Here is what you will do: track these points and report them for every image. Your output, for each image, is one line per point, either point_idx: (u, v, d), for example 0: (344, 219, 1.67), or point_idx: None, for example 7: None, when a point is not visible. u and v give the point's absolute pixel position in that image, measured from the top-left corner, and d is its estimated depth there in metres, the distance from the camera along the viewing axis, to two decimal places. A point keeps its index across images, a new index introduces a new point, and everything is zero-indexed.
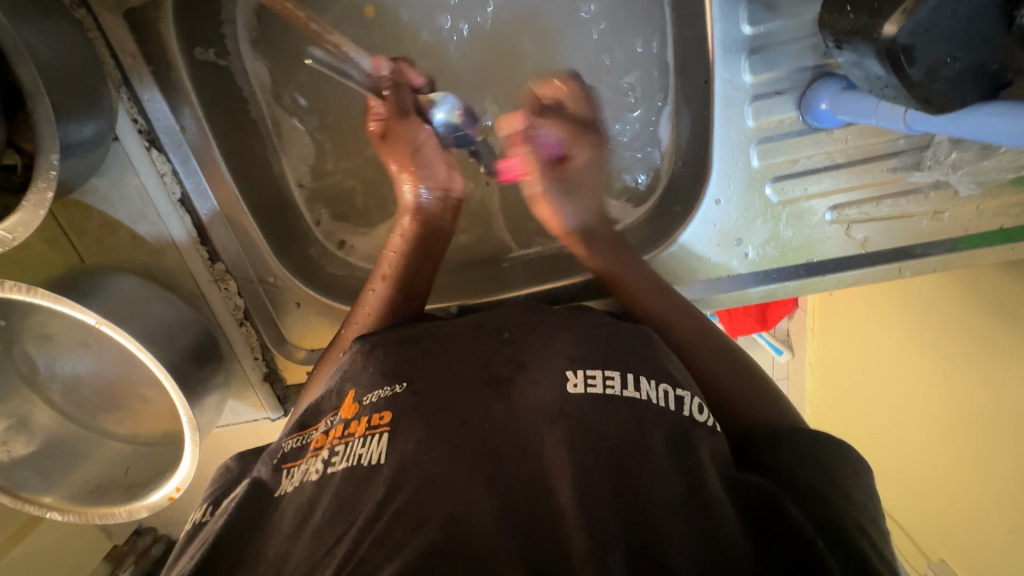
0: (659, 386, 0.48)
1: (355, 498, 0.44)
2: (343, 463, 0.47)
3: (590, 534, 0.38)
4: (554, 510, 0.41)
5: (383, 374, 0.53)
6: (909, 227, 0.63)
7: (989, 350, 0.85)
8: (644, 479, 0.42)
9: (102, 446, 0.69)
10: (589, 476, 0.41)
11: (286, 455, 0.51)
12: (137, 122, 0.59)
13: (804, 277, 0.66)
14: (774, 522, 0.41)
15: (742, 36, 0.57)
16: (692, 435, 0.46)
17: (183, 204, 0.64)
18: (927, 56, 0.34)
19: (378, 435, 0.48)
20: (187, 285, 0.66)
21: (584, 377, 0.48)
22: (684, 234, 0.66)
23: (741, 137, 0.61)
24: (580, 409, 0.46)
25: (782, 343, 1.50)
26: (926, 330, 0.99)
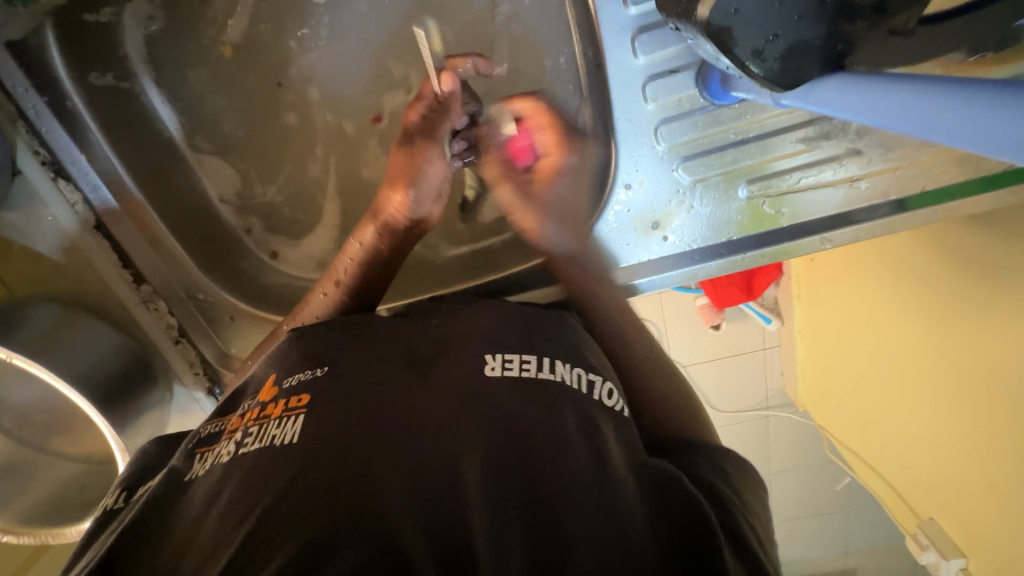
0: (574, 369, 0.50)
1: (265, 476, 0.43)
2: (255, 444, 0.46)
3: (489, 504, 0.39)
4: (458, 483, 0.41)
5: (306, 360, 0.54)
6: (827, 198, 0.62)
7: (968, 294, 0.83)
8: (549, 452, 0.42)
9: (55, 467, 0.72)
10: (492, 451, 0.42)
11: (201, 440, 0.51)
12: (39, 155, 0.61)
13: (725, 257, 0.65)
14: (667, 497, 0.42)
15: (629, 19, 0.57)
16: (601, 416, 0.47)
17: (99, 229, 0.65)
18: (747, 34, 0.33)
19: (295, 415, 0.47)
20: (117, 309, 0.68)
21: (501, 361, 0.49)
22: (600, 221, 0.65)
23: (643, 120, 0.60)
24: (496, 389, 0.47)
25: (771, 311, 1.35)
26: (894, 282, 0.98)
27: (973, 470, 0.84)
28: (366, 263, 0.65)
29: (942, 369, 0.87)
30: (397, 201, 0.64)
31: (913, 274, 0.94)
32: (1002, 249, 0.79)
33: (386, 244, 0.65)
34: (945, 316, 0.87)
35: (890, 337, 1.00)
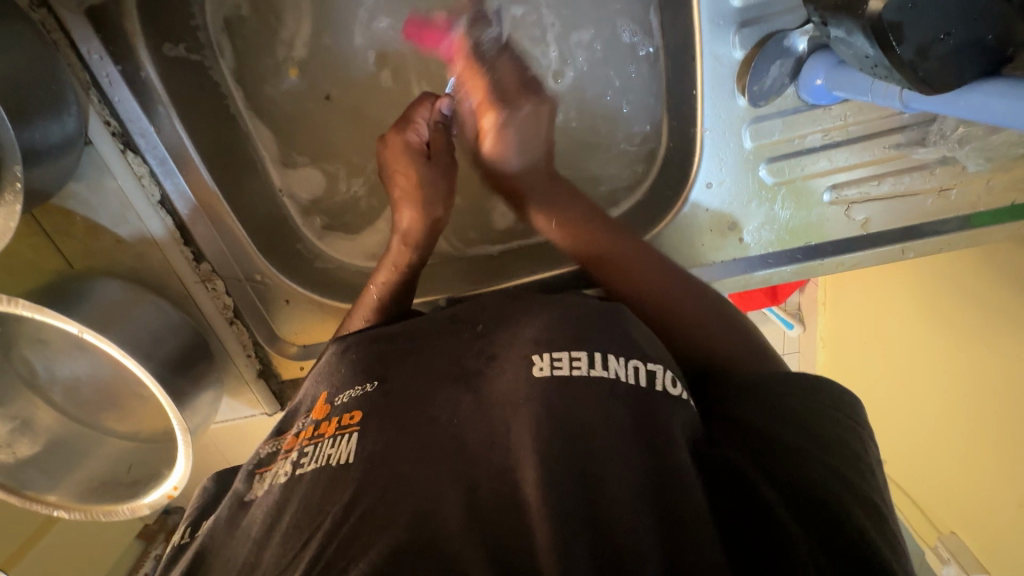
0: (629, 362, 0.45)
1: (326, 495, 0.43)
2: (312, 464, 0.45)
3: (552, 522, 0.36)
4: (519, 500, 0.39)
5: (356, 375, 0.52)
6: (913, 206, 0.60)
7: (1005, 322, 0.82)
8: (608, 457, 0.39)
9: (102, 444, 0.71)
10: (551, 461, 0.39)
11: (259, 459, 0.51)
12: (109, 125, 0.59)
13: (801, 261, 0.64)
14: (733, 489, 0.40)
15: (731, 9, 0.54)
16: (667, 410, 0.42)
17: (164, 205, 0.64)
18: (915, 34, 0.31)
19: (347, 435, 0.47)
20: (174, 287, 0.67)
21: (549, 360, 0.45)
22: (695, 191, 0.62)
23: (732, 118, 0.58)
24: (544, 394, 0.43)
25: (794, 318, 1.33)
26: (944, 300, 0.93)
27: (1003, 497, 0.84)
28: (393, 281, 0.64)
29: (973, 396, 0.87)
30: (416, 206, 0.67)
31: (960, 297, 0.90)
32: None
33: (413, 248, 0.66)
34: (978, 347, 0.86)
35: (931, 353, 0.96)
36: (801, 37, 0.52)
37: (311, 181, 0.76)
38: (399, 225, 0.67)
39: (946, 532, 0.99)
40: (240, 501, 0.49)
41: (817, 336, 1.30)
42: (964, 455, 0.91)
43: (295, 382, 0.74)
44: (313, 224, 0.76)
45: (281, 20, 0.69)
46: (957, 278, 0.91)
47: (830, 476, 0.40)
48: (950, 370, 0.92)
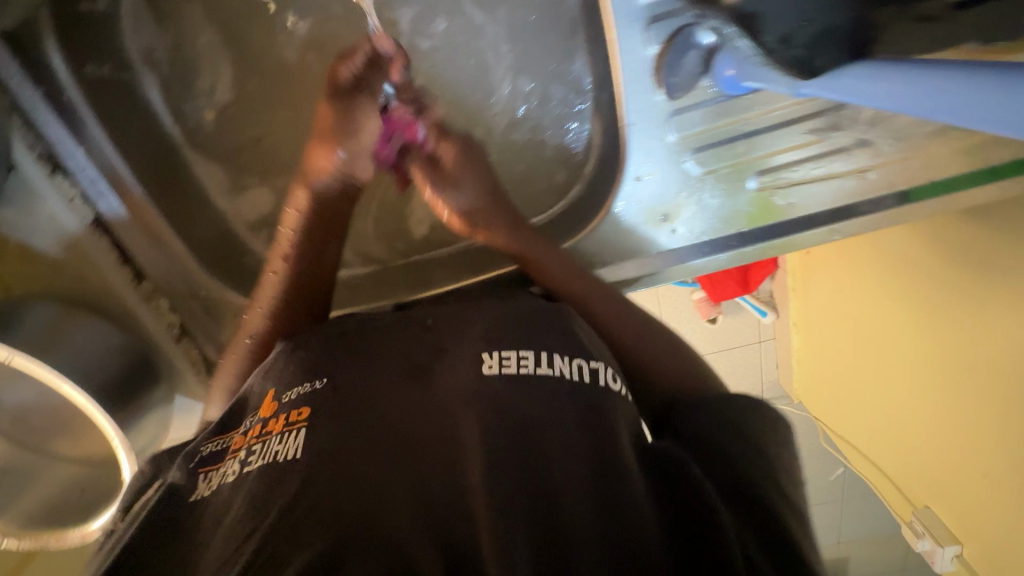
0: (573, 361, 0.47)
1: (271, 491, 0.42)
2: (258, 461, 0.44)
3: (495, 510, 0.37)
4: (463, 490, 0.40)
5: (305, 371, 0.52)
6: (836, 189, 0.62)
7: (964, 288, 0.83)
8: (552, 453, 0.40)
9: (53, 469, 0.70)
10: (497, 453, 0.40)
11: (203, 458, 0.50)
12: (35, 148, 0.59)
13: (736, 248, 0.66)
14: (677, 488, 0.42)
15: (639, 7, 0.53)
16: (611, 406, 0.45)
17: (98, 225, 0.64)
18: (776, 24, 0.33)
19: (296, 430, 0.45)
20: (115, 307, 0.66)
21: (498, 359, 0.47)
22: (618, 197, 0.64)
23: (653, 112, 0.59)
24: (494, 391, 0.44)
25: (766, 305, 1.40)
26: (901, 278, 0.95)
27: (965, 467, 0.86)
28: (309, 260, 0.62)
29: (936, 366, 0.88)
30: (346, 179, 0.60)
31: (919, 270, 0.91)
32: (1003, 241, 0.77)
33: (326, 228, 0.63)
34: (931, 323, 0.89)
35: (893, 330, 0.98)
36: (708, 30, 0.53)
37: (260, 203, 0.74)
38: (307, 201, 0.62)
39: (920, 507, 1.00)
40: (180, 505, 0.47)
41: (789, 321, 1.35)
42: (930, 431, 0.93)
43: None
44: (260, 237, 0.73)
45: (197, 70, 0.69)
46: (908, 256, 0.94)
47: (765, 480, 0.45)
48: (910, 349, 0.94)
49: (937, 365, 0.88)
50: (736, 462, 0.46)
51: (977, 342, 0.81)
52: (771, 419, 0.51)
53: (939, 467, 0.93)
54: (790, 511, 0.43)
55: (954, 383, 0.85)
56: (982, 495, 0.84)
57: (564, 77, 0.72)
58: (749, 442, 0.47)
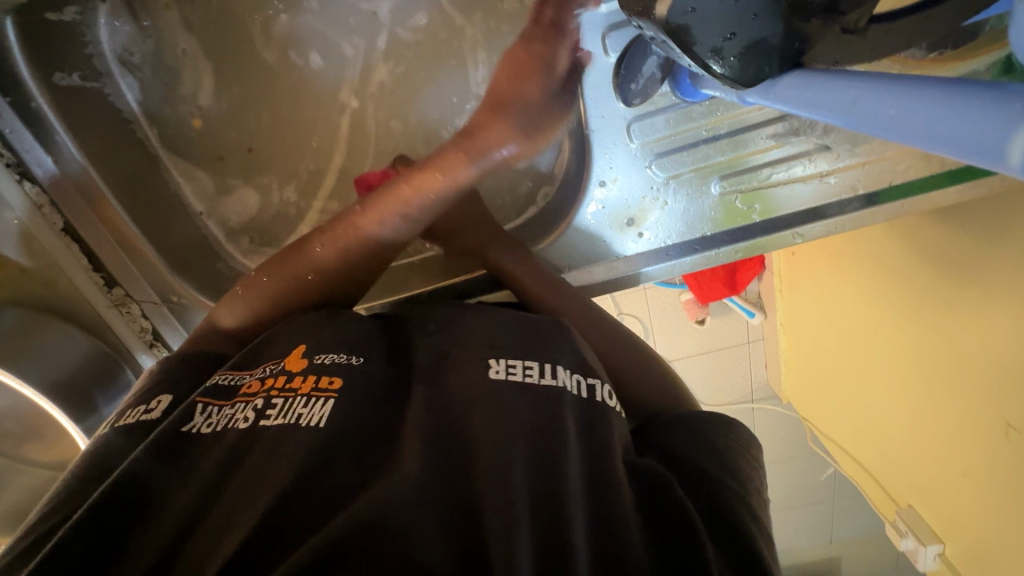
0: (575, 376, 0.51)
1: (283, 455, 0.43)
2: (278, 419, 0.46)
3: (502, 503, 0.40)
4: (469, 484, 0.42)
5: (341, 344, 0.55)
6: (798, 193, 0.63)
7: (935, 286, 0.84)
8: (556, 455, 0.43)
9: (26, 474, 0.71)
10: (503, 453, 0.43)
11: (213, 392, 0.51)
12: (3, 156, 0.59)
13: (701, 252, 0.66)
14: (665, 501, 0.45)
15: (600, 15, 0.56)
16: (609, 419, 0.49)
17: (68, 233, 0.64)
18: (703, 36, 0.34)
19: (324, 399, 0.48)
20: (86, 312, 0.67)
21: (505, 366, 0.51)
22: (582, 205, 0.66)
23: (616, 118, 0.60)
24: (497, 394, 0.48)
25: (754, 307, 1.41)
26: (874, 281, 0.97)
27: (942, 466, 0.87)
28: (351, 265, 0.65)
29: (911, 365, 0.89)
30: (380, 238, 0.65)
31: (892, 270, 0.93)
32: (964, 244, 0.79)
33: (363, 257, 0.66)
34: (901, 326, 0.91)
35: (867, 330, 1.00)
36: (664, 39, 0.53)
37: (245, 204, 0.78)
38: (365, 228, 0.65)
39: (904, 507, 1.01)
40: (180, 434, 0.46)
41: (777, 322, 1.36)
42: (908, 429, 0.94)
43: None
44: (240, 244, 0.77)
45: (179, 78, 0.74)
46: (882, 259, 0.96)
47: (742, 502, 0.49)
48: (886, 347, 0.96)
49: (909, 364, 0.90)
50: (719, 484, 0.49)
51: (949, 346, 0.81)
52: (744, 441, 0.56)
53: (919, 465, 0.94)
54: (763, 533, 0.47)
55: (928, 382, 0.86)
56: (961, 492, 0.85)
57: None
58: (731, 470, 0.51)
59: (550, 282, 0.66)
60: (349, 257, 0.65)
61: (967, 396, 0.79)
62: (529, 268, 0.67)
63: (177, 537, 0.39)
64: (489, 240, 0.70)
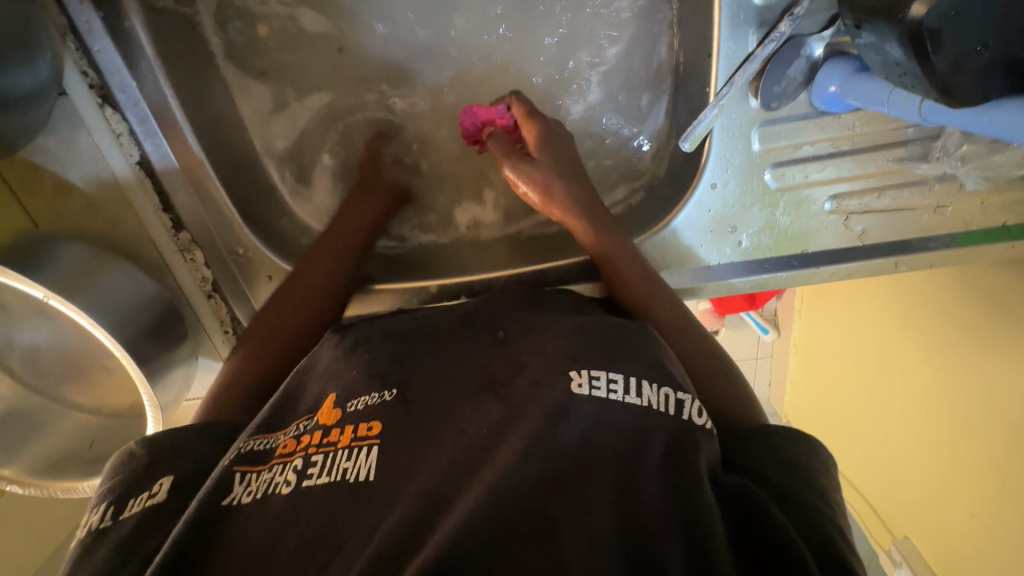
0: (660, 389, 0.45)
1: (344, 514, 0.39)
2: (323, 476, 0.42)
3: (588, 547, 0.36)
4: (547, 522, 0.37)
5: (372, 381, 0.50)
6: (910, 220, 0.61)
7: (977, 337, 0.81)
8: (640, 493, 0.39)
9: (64, 417, 0.67)
10: (584, 489, 0.38)
11: (244, 457, 0.45)
12: (87, 76, 0.55)
13: (797, 268, 0.63)
14: (758, 529, 0.41)
15: (752, 7, 0.52)
16: (694, 439, 0.43)
17: (142, 166, 0.60)
18: (953, 44, 0.32)
19: (367, 447, 0.43)
20: (149, 255, 0.63)
21: (587, 378, 0.44)
22: (678, 216, 0.63)
23: (743, 119, 0.57)
24: (584, 414, 0.42)
25: (771, 323, 1.38)
26: (916, 324, 0.93)
27: (959, 520, 0.87)
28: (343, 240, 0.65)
29: (948, 415, 0.86)
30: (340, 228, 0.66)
31: (933, 315, 0.89)
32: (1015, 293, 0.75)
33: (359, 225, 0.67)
34: (952, 378, 0.85)
35: (899, 373, 0.97)
36: (819, 43, 0.52)
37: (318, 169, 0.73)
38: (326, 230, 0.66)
39: (898, 537, 1.03)
40: (225, 508, 0.42)
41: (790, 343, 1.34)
42: (931, 479, 0.92)
43: None
44: (307, 206, 0.73)
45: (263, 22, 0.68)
46: (925, 302, 0.91)
47: (838, 532, 0.44)
48: (917, 393, 0.93)
49: (945, 422, 0.87)
50: (809, 507, 0.45)
51: (989, 397, 0.79)
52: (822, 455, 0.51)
53: (936, 515, 0.93)
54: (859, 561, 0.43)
55: (968, 437, 0.83)
56: (970, 541, 0.85)
57: (629, 71, 0.70)
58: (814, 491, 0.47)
59: (648, 280, 0.61)
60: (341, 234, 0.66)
61: (1001, 469, 0.77)
62: (630, 253, 0.62)
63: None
64: (594, 217, 0.63)
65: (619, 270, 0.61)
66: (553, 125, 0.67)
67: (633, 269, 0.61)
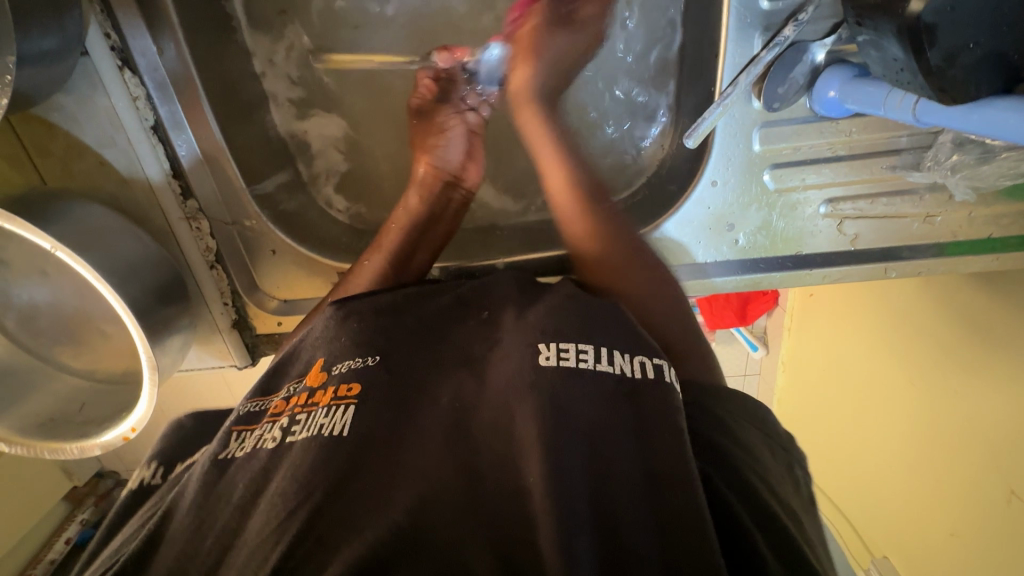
0: (634, 358, 0.42)
1: (313, 471, 0.39)
2: (303, 432, 0.43)
3: (551, 508, 0.34)
4: (519, 490, 0.37)
5: (356, 347, 0.50)
6: (901, 228, 0.63)
7: (969, 359, 0.81)
8: (607, 455, 0.37)
9: (56, 380, 0.67)
10: (553, 449, 0.36)
11: (241, 418, 0.48)
12: (110, 39, 0.56)
13: (791, 269, 0.65)
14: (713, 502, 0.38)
15: (760, 11, 0.54)
16: (670, 405, 0.39)
17: (156, 131, 0.61)
18: (947, 40, 0.34)
19: (343, 406, 0.44)
20: (156, 220, 0.64)
21: (556, 351, 0.42)
22: (677, 212, 0.65)
23: (744, 120, 0.59)
24: (552, 385, 0.40)
25: (759, 340, 1.40)
26: (902, 343, 0.94)
27: (932, 532, 0.89)
28: (410, 224, 0.67)
29: (932, 434, 0.87)
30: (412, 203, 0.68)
31: (918, 333, 0.91)
32: (1008, 315, 0.75)
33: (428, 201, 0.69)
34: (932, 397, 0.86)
35: (882, 388, 0.98)
36: (822, 48, 0.54)
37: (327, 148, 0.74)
38: (403, 206, 0.69)
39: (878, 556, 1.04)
40: (218, 463, 0.44)
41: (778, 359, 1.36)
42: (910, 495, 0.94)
43: (271, 338, 0.72)
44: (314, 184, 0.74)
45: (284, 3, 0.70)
46: (915, 319, 0.92)
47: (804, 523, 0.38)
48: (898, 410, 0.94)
49: (926, 440, 0.89)
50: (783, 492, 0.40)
51: (973, 423, 0.80)
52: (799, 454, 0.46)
53: (913, 529, 0.94)
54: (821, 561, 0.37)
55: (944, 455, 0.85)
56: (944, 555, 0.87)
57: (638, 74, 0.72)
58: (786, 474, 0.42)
59: (643, 280, 0.57)
60: (412, 215, 0.67)
61: (973, 488, 0.80)
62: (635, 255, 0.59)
63: (222, 560, 0.38)
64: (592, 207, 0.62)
65: (613, 267, 0.58)
66: (540, 78, 0.66)
67: (629, 267, 0.58)
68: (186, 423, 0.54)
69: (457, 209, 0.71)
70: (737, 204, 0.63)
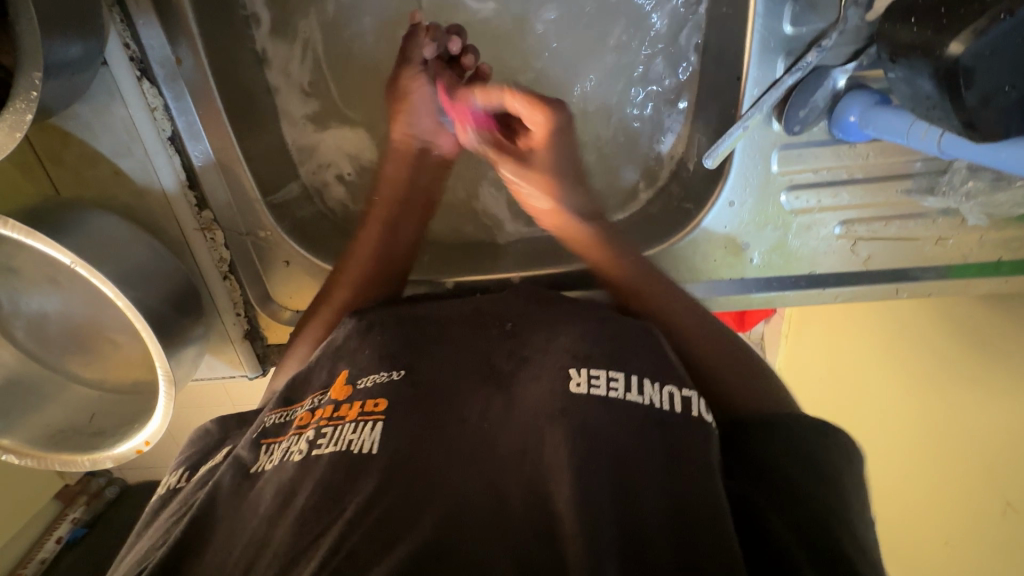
0: (664, 389, 0.43)
1: (342, 488, 0.39)
2: (330, 446, 0.42)
3: (585, 533, 0.34)
4: (549, 509, 0.36)
5: (381, 359, 0.49)
6: (913, 249, 0.64)
7: (965, 373, 0.82)
8: (638, 482, 0.37)
9: (65, 389, 0.66)
10: (582, 475, 0.36)
11: (267, 430, 0.48)
12: (129, 49, 0.55)
13: (804, 288, 0.66)
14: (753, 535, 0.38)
15: (783, 36, 0.55)
16: (699, 438, 0.40)
17: (173, 142, 0.60)
18: (984, 81, 0.35)
19: (371, 422, 0.43)
20: (170, 230, 0.63)
21: (587, 377, 0.42)
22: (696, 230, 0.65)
23: (764, 143, 0.60)
24: (582, 409, 0.40)
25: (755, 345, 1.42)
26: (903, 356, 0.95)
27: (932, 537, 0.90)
28: (391, 203, 0.65)
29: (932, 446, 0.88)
30: (393, 173, 0.66)
31: (919, 347, 0.91)
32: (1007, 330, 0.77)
33: (411, 170, 0.67)
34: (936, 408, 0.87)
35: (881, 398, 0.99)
36: (844, 75, 0.54)
37: (339, 157, 0.73)
38: (384, 175, 0.67)
39: None
40: (247, 475, 0.44)
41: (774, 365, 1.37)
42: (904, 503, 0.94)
43: (282, 348, 0.71)
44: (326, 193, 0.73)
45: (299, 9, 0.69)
46: (915, 332, 0.92)
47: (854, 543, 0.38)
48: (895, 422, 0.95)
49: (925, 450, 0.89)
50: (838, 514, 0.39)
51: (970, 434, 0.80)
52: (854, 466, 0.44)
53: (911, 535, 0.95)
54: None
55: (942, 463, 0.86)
56: None
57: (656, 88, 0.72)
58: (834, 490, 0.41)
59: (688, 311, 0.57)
60: (392, 188, 0.66)
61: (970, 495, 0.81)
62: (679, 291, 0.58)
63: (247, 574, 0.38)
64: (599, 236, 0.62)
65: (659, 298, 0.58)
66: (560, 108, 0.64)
67: (672, 298, 0.58)
68: (215, 429, 0.54)
69: (434, 178, 0.69)
70: (753, 225, 0.64)
